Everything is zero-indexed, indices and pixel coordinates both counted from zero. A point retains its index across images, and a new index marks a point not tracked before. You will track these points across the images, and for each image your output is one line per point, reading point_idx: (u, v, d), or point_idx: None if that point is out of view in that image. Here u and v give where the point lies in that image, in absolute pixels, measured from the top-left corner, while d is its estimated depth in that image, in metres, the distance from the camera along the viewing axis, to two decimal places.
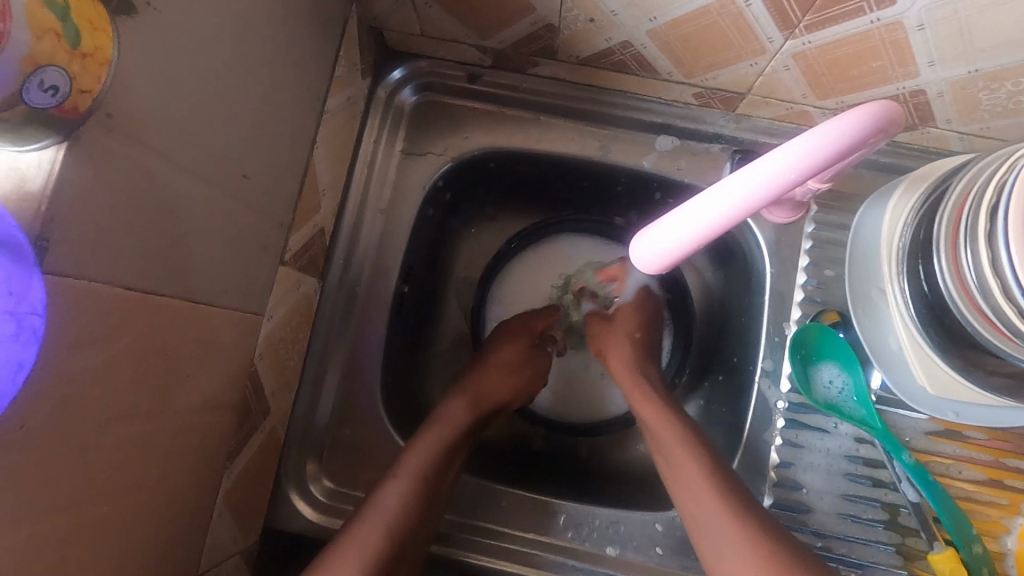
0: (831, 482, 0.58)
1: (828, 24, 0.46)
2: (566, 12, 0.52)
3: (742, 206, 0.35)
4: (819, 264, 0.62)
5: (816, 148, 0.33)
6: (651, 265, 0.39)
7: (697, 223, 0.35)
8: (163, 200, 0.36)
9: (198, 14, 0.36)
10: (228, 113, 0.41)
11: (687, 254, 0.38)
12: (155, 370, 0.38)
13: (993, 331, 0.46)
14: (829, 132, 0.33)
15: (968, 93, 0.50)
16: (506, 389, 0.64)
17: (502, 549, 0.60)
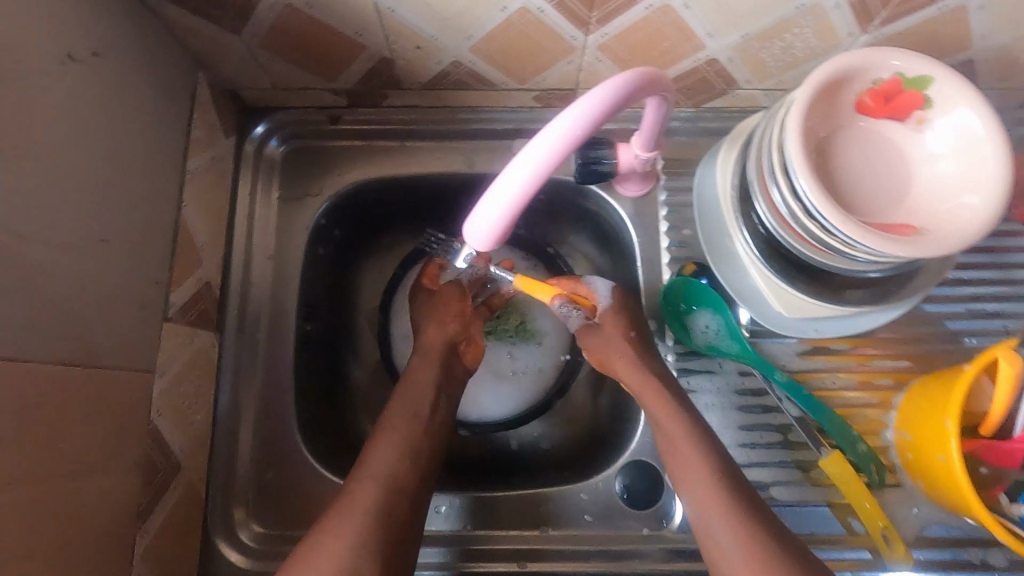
0: (727, 417, 0.63)
1: (614, 16, 0.53)
2: (394, 44, 0.57)
3: (545, 165, 0.39)
4: (677, 226, 0.68)
5: (583, 115, 0.38)
6: (488, 237, 0.43)
7: (513, 187, 0.40)
8: (14, 272, 0.39)
9: (21, 98, 0.39)
10: (74, 183, 0.44)
11: (514, 219, 0.42)
12: (39, 437, 0.40)
13: (813, 249, 0.54)
14: (590, 99, 0.38)
15: (750, 55, 0.58)
16: (444, 333, 0.65)
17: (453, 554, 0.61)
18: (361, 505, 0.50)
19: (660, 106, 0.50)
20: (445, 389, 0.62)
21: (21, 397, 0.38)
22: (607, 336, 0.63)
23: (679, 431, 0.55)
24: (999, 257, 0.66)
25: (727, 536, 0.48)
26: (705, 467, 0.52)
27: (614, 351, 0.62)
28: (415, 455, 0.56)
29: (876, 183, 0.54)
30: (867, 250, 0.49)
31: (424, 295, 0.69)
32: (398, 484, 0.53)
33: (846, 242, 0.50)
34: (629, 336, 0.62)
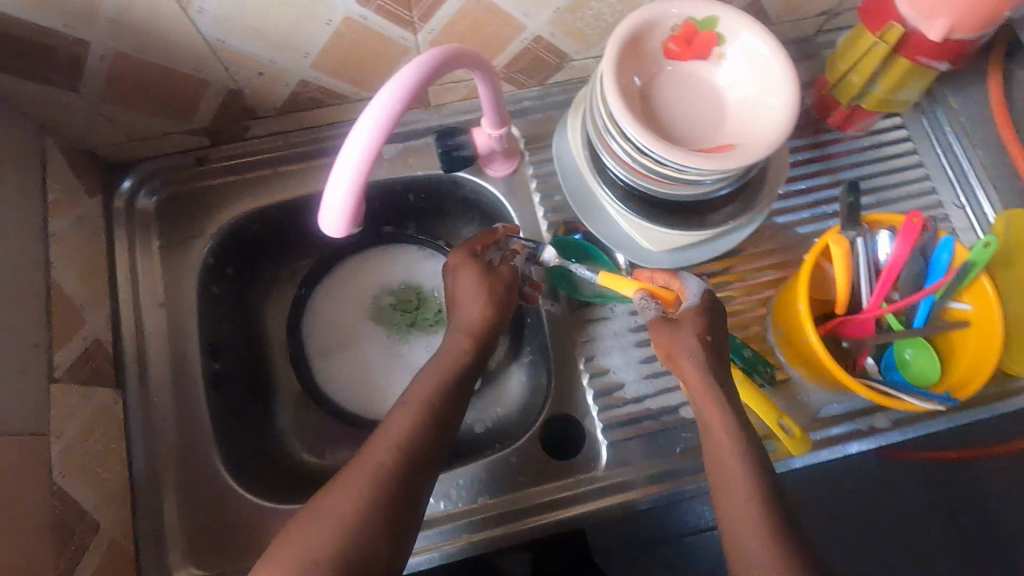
0: (628, 355, 0.68)
1: (433, 11, 0.58)
2: (235, 74, 0.60)
3: (373, 141, 0.42)
4: (548, 195, 0.73)
5: (397, 91, 0.42)
6: (341, 224, 0.45)
7: (350, 166, 0.42)
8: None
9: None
10: None
11: (361, 200, 0.44)
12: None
13: (658, 183, 0.61)
14: (401, 76, 0.42)
15: (569, 27, 0.64)
16: (479, 318, 0.59)
17: (445, 533, 0.63)
18: (337, 505, 0.47)
19: (487, 77, 0.55)
20: (468, 376, 0.57)
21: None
22: (677, 326, 0.55)
23: (693, 375, 0.54)
24: (828, 163, 0.76)
25: (733, 482, 0.50)
26: (718, 408, 0.52)
27: (683, 345, 0.55)
28: (413, 442, 0.51)
29: (698, 115, 0.61)
30: (695, 171, 0.56)
31: (477, 272, 0.61)
32: (387, 483, 0.48)
33: (677, 169, 0.56)
34: (703, 338, 0.54)
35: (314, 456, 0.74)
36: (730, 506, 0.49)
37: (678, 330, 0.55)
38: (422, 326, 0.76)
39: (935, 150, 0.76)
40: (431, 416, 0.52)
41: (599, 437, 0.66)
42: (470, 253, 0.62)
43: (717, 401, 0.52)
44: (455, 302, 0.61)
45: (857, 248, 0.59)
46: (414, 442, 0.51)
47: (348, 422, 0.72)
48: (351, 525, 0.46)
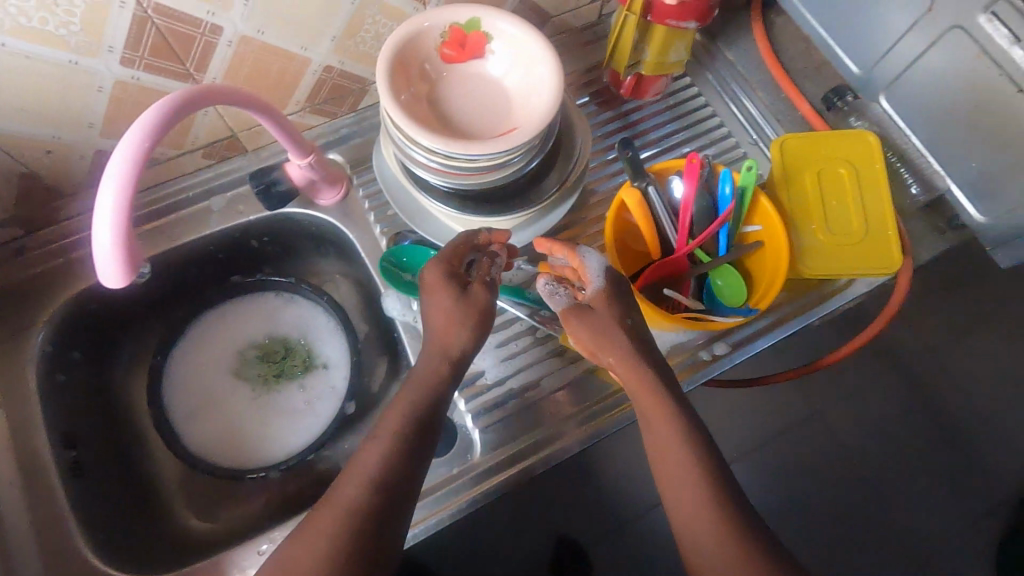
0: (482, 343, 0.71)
1: (207, 61, 0.60)
2: (24, 158, 0.60)
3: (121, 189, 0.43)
4: (382, 211, 0.76)
5: (136, 137, 0.44)
6: (118, 277, 0.45)
7: (106, 218, 0.43)
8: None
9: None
10: None
11: (133, 251, 0.45)
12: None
13: (461, 177, 0.65)
14: (139, 125, 0.44)
15: (353, 52, 0.68)
16: (445, 345, 0.57)
17: (439, 500, 0.64)
18: (320, 522, 0.49)
19: (272, 117, 0.57)
20: (440, 400, 0.56)
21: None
22: (599, 321, 0.58)
23: (628, 370, 0.57)
24: (633, 129, 0.83)
25: (673, 458, 0.55)
26: (657, 398, 0.56)
27: (607, 340, 0.58)
28: (385, 472, 0.51)
29: (483, 107, 0.66)
30: (482, 157, 0.61)
31: (452, 298, 0.58)
32: (365, 503, 0.50)
33: (468, 159, 0.61)
34: (625, 323, 0.58)
35: (200, 520, 0.73)
36: (671, 483, 0.55)
37: (599, 322, 0.58)
38: (291, 374, 0.77)
39: (724, 101, 0.84)
40: (402, 442, 0.52)
41: (470, 427, 0.67)
42: (447, 272, 0.59)
43: (657, 392, 0.56)
44: (424, 322, 0.59)
45: (650, 195, 0.64)
46: (378, 472, 0.51)
47: (221, 476, 0.70)
48: (331, 568, 0.48)
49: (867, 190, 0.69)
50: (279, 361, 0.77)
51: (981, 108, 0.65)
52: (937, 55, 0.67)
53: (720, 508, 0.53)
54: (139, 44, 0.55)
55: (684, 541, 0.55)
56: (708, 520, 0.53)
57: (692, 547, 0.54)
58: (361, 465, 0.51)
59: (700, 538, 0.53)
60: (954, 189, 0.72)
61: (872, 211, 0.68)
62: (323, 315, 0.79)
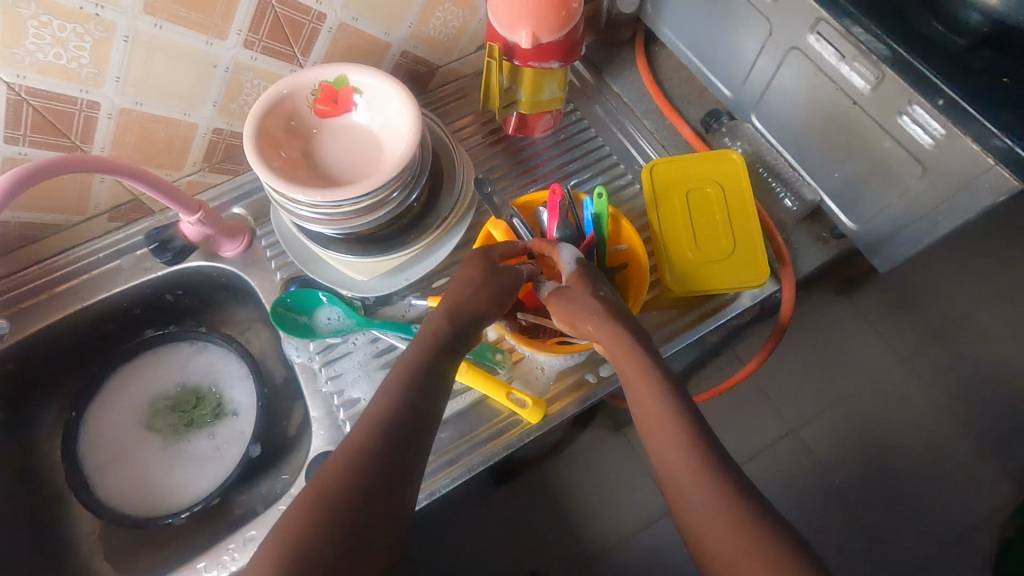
0: (373, 379, 0.73)
1: (91, 133, 0.65)
2: None
3: None
4: (283, 259, 0.80)
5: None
6: None
7: None
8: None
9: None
10: None
11: None
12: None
13: (339, 223, 0.68)
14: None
15: (238, 115, 0.73)
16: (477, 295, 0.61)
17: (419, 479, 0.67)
18: (326, 477, 0.47)
19: (137, 176, 0.63)
20: (440, 362, 0.56)
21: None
22: (576, 295, 0.62)
23: (605, 334, 0.60)
24: (525, 165, 0.87)
25: (653, 415, 0.56)
26: (636, 354, 0.59)
27: (586, 312, 0.61)
28: (391, 424, 0.50)
29: (357, 158, 0.70)
30: (349, 203, 0.64)
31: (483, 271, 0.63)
32: (373, 454, 0.48)
33: (333, 205, 0.64)
34: (601, 294, 0.62)
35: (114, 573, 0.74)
36: (657, 440, 0.55)
37: (586, 296, 0.62)
38: (200, 421, 0.80)
39: (614, 131, 0.88)
40: (406, 396, 0.52)
41: None
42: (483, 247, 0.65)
43: (633, 350, 0.59)
44: (454, 284, 0.63)
45: (516, 225, 0.70)
46: (388, 420, 0.50)
47: (126, 526, 0.71)
48: (338, 526, 0.44)
49: (733, 208, 0.71)
50: (189, 409, 0.81)
51: (831, 121, 0.67)
52: (785, 74, 0.70)
53: (703, 461, 0.52)
54: (19, 122, 0.61)
55: (678, 504, 0.52)
56: (695, 468, 0.51)
57: (684, 504, 0.51)
58: (371, 414, 0.51)
59: (694, 495, 0.50)
60: (825, 199, 0.74)
61: (737, 222, 0.71)
62: (233, 361, 0.83)
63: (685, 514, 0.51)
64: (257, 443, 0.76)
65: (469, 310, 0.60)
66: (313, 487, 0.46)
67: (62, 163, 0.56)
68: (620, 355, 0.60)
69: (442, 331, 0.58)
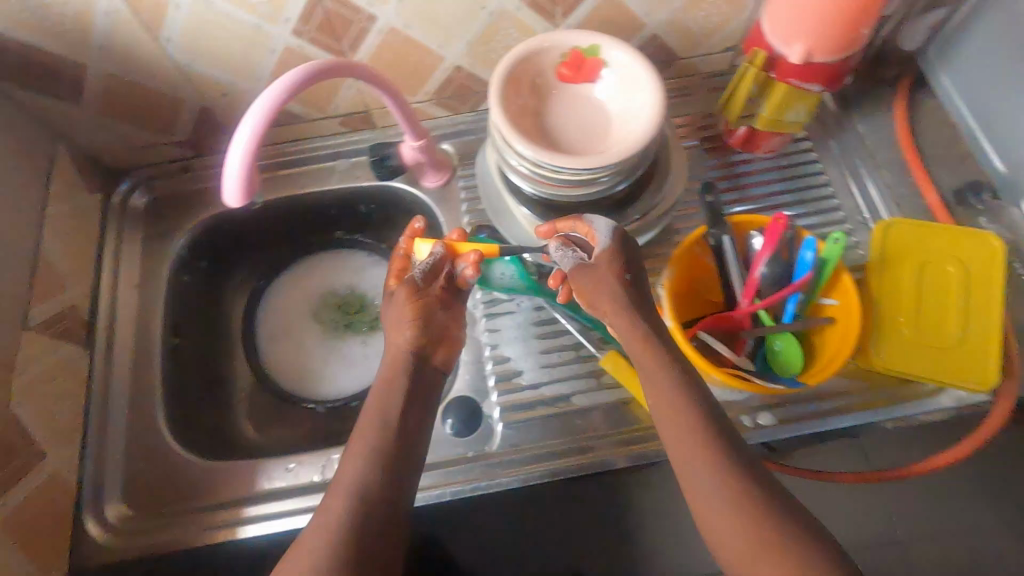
0: (528, 345, 0.74)
1: (359, 43, 0.70)
2: (206, 94, 0.73)
3: (265, 109, 0.54)
4: (474, 204, 0.82)
5: (267, 98, 0.54)
6: (240, 187, 0.55)
7: (244, 133, 0.54)
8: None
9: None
10: None
11: (253, 161, 0.55)
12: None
13: (550, 188, 0.69)
14: (277, 85, 0.55)
15: (483, 58, 0.75)
16: (404, 335, 0.62)
17: (504, 465, 0.68)
18: (340, 478, 0.52)
19: (389, 92, 0.66)
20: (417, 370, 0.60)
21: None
22: (597, 274, 0.59)
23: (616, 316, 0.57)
24: (737, 181, 0.81)
25: (671, 408, 0.52)
26: (653, 347, 0.54)
27: (599, 285, 0.59)
28: (385, 427, 0.55)
29: (584, 129, 0.69)
30: (569, 171, 0.64)
31: (408, 296, 0.64)
32: (375, 451, 0.53)
33: (553, 169, 0.65)
34: (625, 278, 0.58)
35: (255, 431, 0.82)
36: (672, 432, 0.51)
37: (602, 271, 0.59)
38: (359, 327, 0.86)
39: (843, 173, 0.81)
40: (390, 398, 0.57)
41: (495, 417, 0.71)
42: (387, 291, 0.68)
43: (653, 339, 0.55)
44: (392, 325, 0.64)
45: (724, 246, 0.65)
46: (382, 423, 0.55)
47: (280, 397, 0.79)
48: (351, 516, 0.48)
49: (975, 299, 0.63)
50: (352, 313, 0.87)
51: None
52: None
53: (743, 477, 0.48)
54: (309, 19, 0.66)
55: (694, 501, 0.49)
56: (710, 462, 0.49)
57: (701, 506, 0.48)
58: (342, 487, 0.50)
59: (709, 487, 0.48)
60: None
61: (976, 315, 0.62)
62: None
63: (700, 511, 0.48)
64: None
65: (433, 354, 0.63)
66: (332, 493, 0.51)
67: (352, 65, 0.62)
68: (637, 334, 0.55)
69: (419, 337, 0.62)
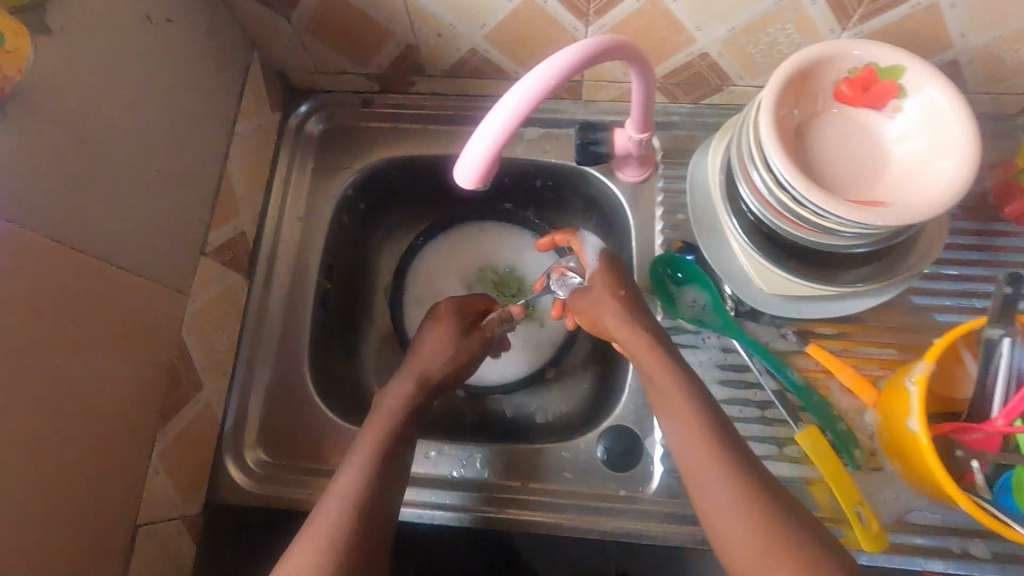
0: (707, 390, 0.66)
1: (611, 8, 0.60)
2: (419, 31, 0.65)
3: (542, 82, 0.45)
4: (672, 210, 0.72)
5: (535, 83, 0.44)
6: (479, 162, 0.47)
7: (510, 104, 0.45)
8: (62, 165, 0.45)
9: (83, 31, 0.45)
10: (149, 124, 0.53)
11: (507, 138, 0.46)
12: (64, 300, 0.45)
13: (794, 227, 0.58)
14: (550, 67, 0.45)
15: (738, 49, 0.64)
16: (440, 358, 0.65)
17: (643, 514, 0.63)
18: (342, 480, 0.54)
19: (644, 76, 0.55)
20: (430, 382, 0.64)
21: (66, 268, 0.45)
22: (596, 294, 0.62)
23: (650, 354, 0.56)
24: (993, 254, 0.68)
25: (693, 450, 0.51)
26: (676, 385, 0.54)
27: (601, 305, 0.61)
28: (381, 442, 0.58)
29: (854, 167, 0.57)
30: (836, 221, 0.53)
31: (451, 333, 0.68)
32: (369, 463, 0.55)
33: (816, 212, 0.53)
34: (618, 294, 0.60)
35: None
36: (683, 441, 0.52)
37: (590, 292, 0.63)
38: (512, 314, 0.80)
39: None
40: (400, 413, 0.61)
41: (655, 459, 0.64)
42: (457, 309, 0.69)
43: (672, 368, 0.55)
44: (421, 352, 0.66)
45: (1000, 349, 0.53)
46: (389, 436, 0.58)
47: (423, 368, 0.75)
48: (346, 514, 0.51)
49: None
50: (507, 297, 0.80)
51: None
52: None
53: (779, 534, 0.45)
54: None
55: (714, 522, 0.48)
56: (724, 472, 0.49)
57: (726, 535, 0.47)
58: (340, 494, 0.53)
59: (730, 518, 0.47)
60: None
61: None
62: None
63: (724, 539, 0.47)
64: (554, 368, 0.76)
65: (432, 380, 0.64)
66: (329, 495, 0.53)
67: (627, 44, 0.50)
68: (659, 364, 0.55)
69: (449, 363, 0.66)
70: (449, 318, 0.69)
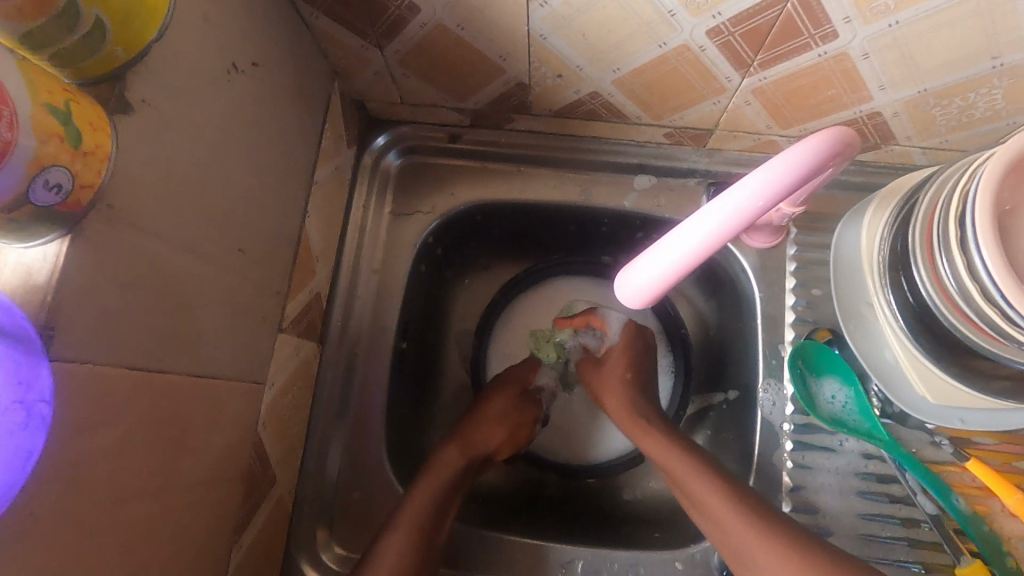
0: (845, 502, 0.58)
1: (780, 61, 0.49)
2: (535, 71, 0.55)
3: (755, 199, 0.37)
4: (806, 284, 0.63)
5: (729, 217, 0.38)
6: (660, 281, 0.43)
7: (711, 221, 0.38)
8: (149, 273, 0.36)
9: (170, 101, 0.36)
10: (235, 195, 0.43)
11: (703, 258, 0.40)
12: (154, 434, 0.37)
13: (985, 336, 0.47)
14: (738, 208, 0.37)
15: (921, 112, 0.53)
16: (495, 435, 0.64)
17: None
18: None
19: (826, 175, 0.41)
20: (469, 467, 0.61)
21: (151, 397, 0.36)
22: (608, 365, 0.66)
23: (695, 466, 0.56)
24: None
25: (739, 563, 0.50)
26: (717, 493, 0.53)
27: (608, 383, 0.65)
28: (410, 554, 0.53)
29: None
30: None
31: (513, 402, 0.66)
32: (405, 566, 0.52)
33: None
34: (624, 377, 0.65)
35: None
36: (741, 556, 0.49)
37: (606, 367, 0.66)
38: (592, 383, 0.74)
39: None
40: (431, 510, 0.56)
41: None
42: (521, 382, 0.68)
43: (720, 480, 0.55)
44: (481, 420, 0.64)
45: None
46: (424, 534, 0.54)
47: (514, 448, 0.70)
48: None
49: None
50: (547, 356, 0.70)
51: None
52: None
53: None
54: (745, 21, 0.45)
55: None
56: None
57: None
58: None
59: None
60: None
61: None
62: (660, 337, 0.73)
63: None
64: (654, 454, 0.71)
65: (482, 450, 0.63)
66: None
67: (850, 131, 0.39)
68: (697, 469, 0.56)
69: (501, 440, 0.65)
70: (510, 387, 0.67)
